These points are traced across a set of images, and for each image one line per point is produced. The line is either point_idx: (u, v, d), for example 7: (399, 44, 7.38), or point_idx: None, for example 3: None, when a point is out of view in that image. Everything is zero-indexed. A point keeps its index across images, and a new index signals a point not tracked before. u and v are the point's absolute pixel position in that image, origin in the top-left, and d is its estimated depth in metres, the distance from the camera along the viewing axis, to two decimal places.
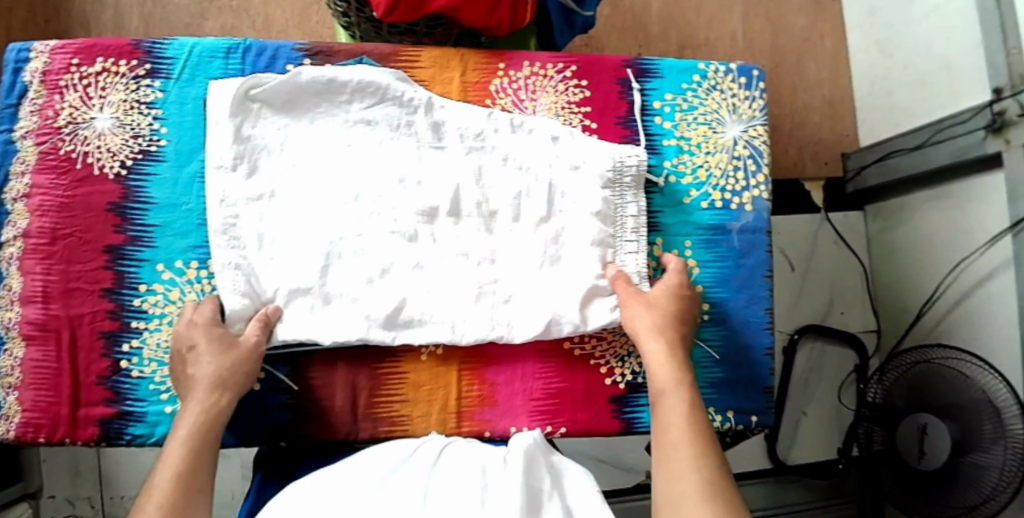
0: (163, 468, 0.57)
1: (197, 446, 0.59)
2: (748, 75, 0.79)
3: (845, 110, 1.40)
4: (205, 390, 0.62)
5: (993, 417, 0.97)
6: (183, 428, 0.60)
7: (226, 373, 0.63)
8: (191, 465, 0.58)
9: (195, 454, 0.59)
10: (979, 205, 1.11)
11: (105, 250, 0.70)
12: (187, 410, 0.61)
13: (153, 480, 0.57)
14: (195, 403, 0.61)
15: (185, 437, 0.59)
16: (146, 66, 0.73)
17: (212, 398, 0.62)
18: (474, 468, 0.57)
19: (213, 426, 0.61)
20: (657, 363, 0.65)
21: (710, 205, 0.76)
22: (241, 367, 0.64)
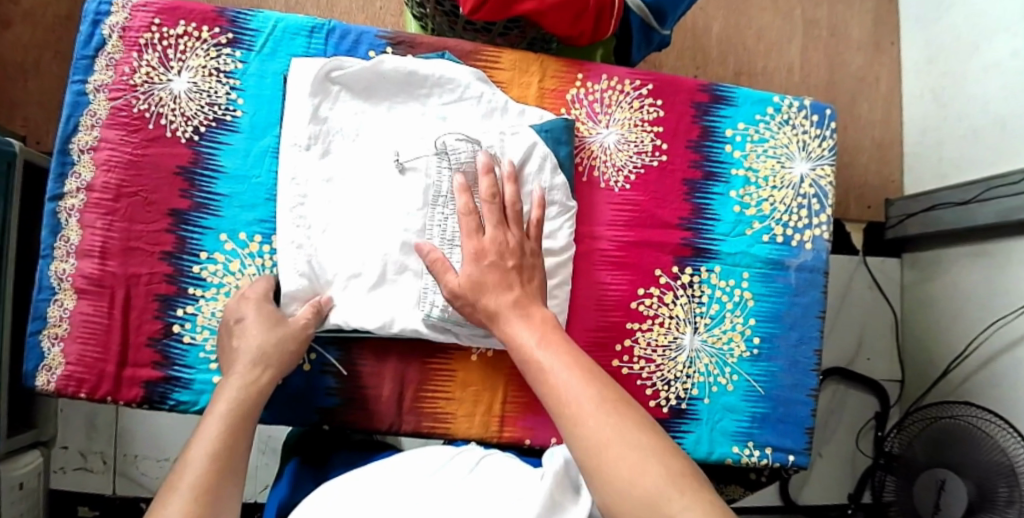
0: (203, 434, 0.55)
1: (235, 415, 0.57)
2: (821, 113, 0.79)
3: (893, 155, 1.39)
4: (247, 366, 0.61)
5: (1011, 481, 0.96)
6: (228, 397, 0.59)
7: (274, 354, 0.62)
8: (237, 434, 0.56)
9: (236, 421, 0.57)
10: (1019, 267, 1.10)
11: (168, 214, 0.71)
12: (231, 377, 0.60)
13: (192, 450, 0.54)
14: (240, 368, 0.61)
15: (227, 409, 0.58)
16: (228, 34, 0.73)
17: (260, 372, 0.61)
18: (510, 483, 0.55)
19: (255, 398, 0.60)
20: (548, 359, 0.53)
21: (770, 240, 0.76)
22: (287, 348, 0.63)
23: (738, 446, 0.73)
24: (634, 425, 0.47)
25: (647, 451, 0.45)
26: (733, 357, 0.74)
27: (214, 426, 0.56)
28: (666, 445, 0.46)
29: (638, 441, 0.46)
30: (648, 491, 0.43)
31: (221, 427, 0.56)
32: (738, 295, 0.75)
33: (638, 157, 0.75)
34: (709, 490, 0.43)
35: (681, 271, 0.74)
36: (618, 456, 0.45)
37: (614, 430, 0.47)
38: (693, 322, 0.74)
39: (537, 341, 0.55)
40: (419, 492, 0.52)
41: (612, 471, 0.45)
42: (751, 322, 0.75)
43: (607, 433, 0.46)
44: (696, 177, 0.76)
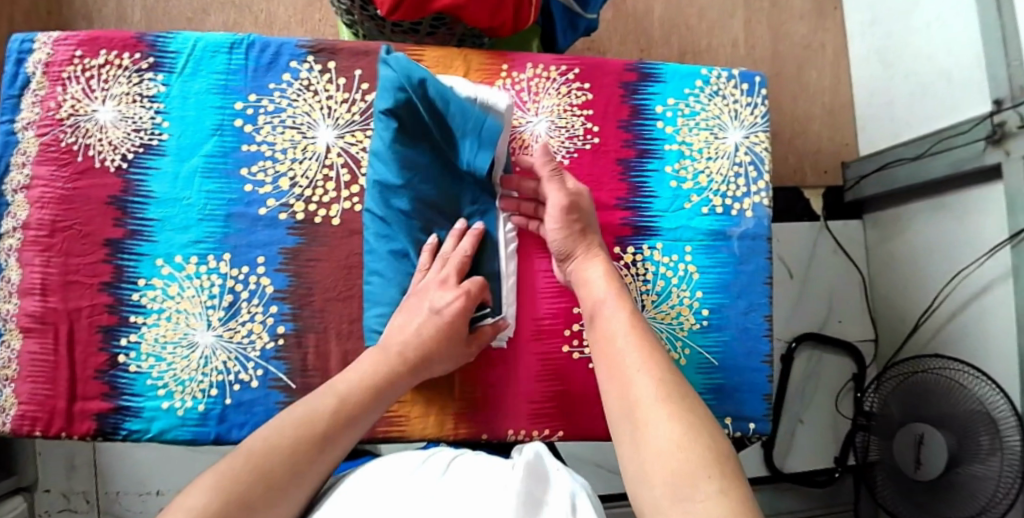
0: (284, 424, 0.55)
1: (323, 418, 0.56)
2: (751, 81, 0.79)
3: (845, 118, 1.40)
4: (356, 382, 0.60)
5: (992, 429, 0.97)
6: (282, 441, 0.54)
7: (374, 378, 0.60)
8: (325, 441, 0.55)
9: (331, 429, 0.56)
10: (979, 215, 1.11)
11: (104, 244, 0.70)
12: (338, 384, 0.60)
13: (260, 432, 0.55)
14: (352, 376, 0.60)
15: (321, 417, 0.56)
16: (149, 60, 0.73)
17: (366, 393, 0.59)
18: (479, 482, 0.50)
19: (358, 416, 0.58)
20: (608, 315, 0.60)
21: (711, 211, 0.76)
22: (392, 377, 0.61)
23: None
24: (691, 396, 0.51)
25: (687, 419, 0.49)
26: (683, 330, 0.74)
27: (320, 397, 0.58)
28: (698, 418, 0.49)
29: (673, 406, 0.50)
30: (676, 459, 0.46)
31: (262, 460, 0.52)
32: (683, 269, 0.75)
33: (570, 142, 0.75)
34: (725, 473, 0.45)
35: (623, 252, 0.74)
36: (662, 414, 0.50)
37: (662, 394, 0.51)
38: (640, 300, 0.74)
39: (615, 304, 0.60)
40: (428, 493, 0.49)
41: (654, 434, 0.49)
42: (699, 295, 0.75)
43: (645, 392, 0.52)
44: (630, 156, 0.76)
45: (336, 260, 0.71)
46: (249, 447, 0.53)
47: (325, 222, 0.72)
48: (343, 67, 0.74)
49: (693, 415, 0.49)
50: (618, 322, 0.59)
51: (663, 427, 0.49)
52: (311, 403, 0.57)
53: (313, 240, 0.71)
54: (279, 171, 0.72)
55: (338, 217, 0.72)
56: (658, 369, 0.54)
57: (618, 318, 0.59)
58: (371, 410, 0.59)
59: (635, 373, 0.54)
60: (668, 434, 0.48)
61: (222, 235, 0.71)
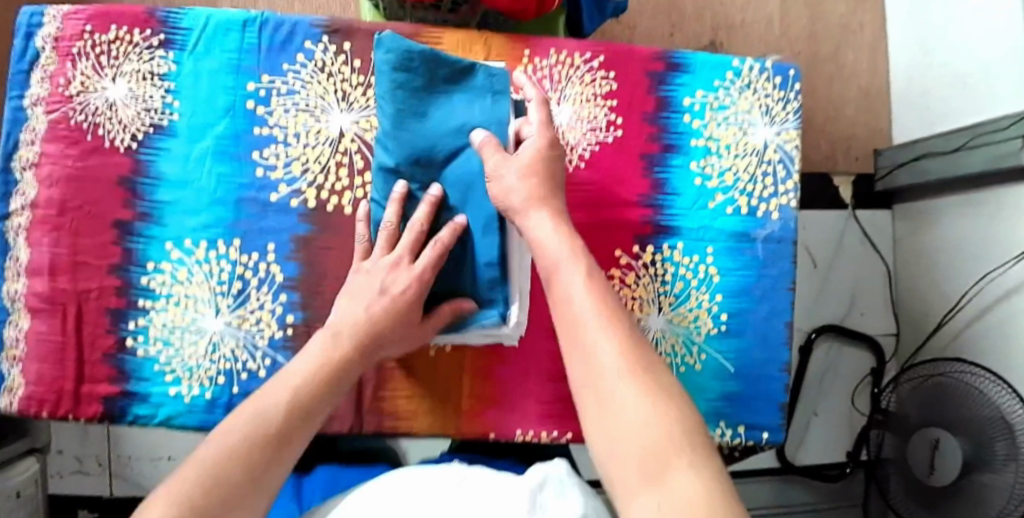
0: (233, 429, 0.48)
1: (280, 416, 0.50)
2: (784, 74, 0.75)
3: (881, 104, 1.34)
4: (306, 370, 0.54)
5: (1006, 434, 0.94)
6: (234, 444, 0.47)
7: (326, 370, 0.55)
8: (284, 440, 0.49)
9: (288, 429, 0.50)
10: (1013, 215, 1.06)
11: (114, 225, 0.69)
12: (287, 377, 0.54)
13: (208, 442, 0.47)
14: (300, 368, 0.54)
15: (275, 415, 0.50)
16: (160, 36, 0.70)
17: (319, 382, 0.54)
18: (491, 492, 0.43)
19: (314, 410, 0.52)
20: (565, 274, 0.50)
21: (735, 212, 0.73)
22: (346, 365, 0.56)
23: (709, 425, 0.72)
24: (662, 367, 0.44)
25: (657, 394, 0.41)
26: (701, 336, 0.72)
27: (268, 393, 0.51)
28: (666, 391, 0.42)
29: (635, 379, 0.42)
30: (648, 442, 0.39)
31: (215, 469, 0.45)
32: (703, 271, 0.72)
33: (592, 134, 0.72)
34: (710, 463, 0.38)
35: (641, 251, 0.72)
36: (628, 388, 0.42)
37: (628, 364, 0.43)
38: (658, 302, 0.72)
39: (573, 259, 0.50)
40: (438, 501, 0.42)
41: (619, 410, 0.41)
42: (718, 298, 0.73)
43: (607, 363, 0.43)
44: (654, 150, 0.73)
45: (346, 250, 0.70)
46: (202, 457, 0.46)
47: (337, 211, 0.70)
48: (360, 48, 0.71)
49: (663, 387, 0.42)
50: (572, 280, 0.49)
51: (630, 403, 0.41)
52: (263, 399, 0.51)
53: (325, 228, 0.70)
54: (291, 156, 0.70)
55: (350, 206, 0.70)
56: (622, 333, 0.45)
57: (573, 276, 0.49)
58: (326, 402, 0.54)
59: (595, 341, 0.45)
60: (634, 412, 0.40)
61: (232, 220, 0.69)
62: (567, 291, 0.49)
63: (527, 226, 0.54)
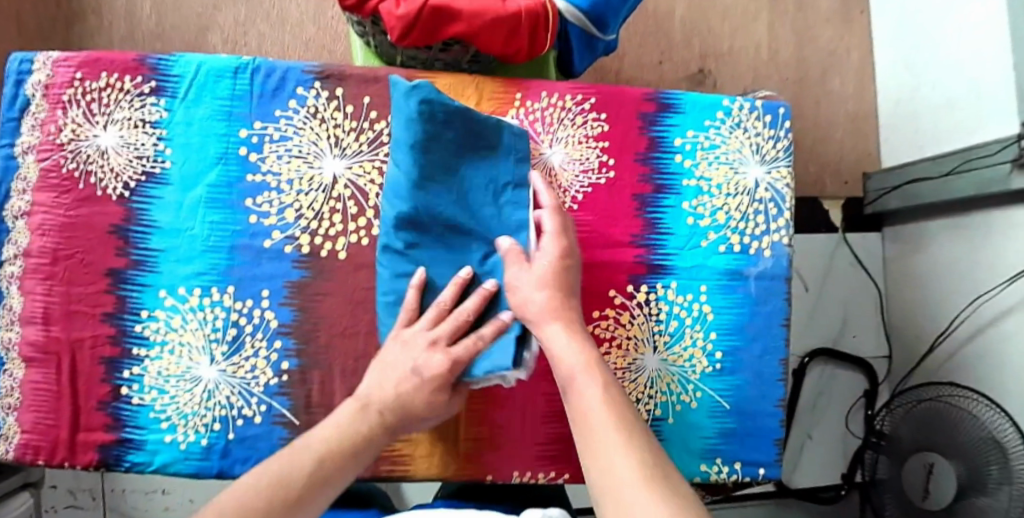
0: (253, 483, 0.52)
1: (301, 478, 0.53)
2: (774, 112, 0.76)
3: (869, 127, 1.36)
4: (330, 439, 0.57)
5: (999, 457, 0.95)
6: (253, 498, 0.50)
7: (351, 436, 0.58)
8: (301, 501, 0.52)
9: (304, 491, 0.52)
10: (1002, 239, 1.07)
11: (107, 274, 0.69)
12: (311, 443, 0.56)
13: (230, 493, 0.51)
14: (326, 435, 0.57)
15: (291, 475, 0.53)
16: (151, 83, 0.70)
17: (339, 449, 0.57)
18: None
19: (332, 475, 0.55)
20: (582, 388, 0.52)
21: (728, 250, 0.73)
22: (370, 437, 0.59)
23: (706, 464, 0.72)
24: (675, 473, 0.45)
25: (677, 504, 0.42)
26: (696, 374, 0.72)
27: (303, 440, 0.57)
28: (686, 499, 0.42)
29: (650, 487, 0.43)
30: None
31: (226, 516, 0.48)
32: (697, 309, 0.73)
33: (585, 175, 0.72)
34: None
35: (635, 290, 0.72)
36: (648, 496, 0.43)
37: (645, 475, 0.44)
38: (653, 341, 0.72)
39: (586, 370, 0.53)
40: None
41: None
42: (712, 336, 0.73)
43: (624, 473, 0.45)
44: (646, 191, 0.73)
45: (344, 294, 0.70)
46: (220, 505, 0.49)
47: (331, 256, 0.70)
48: (353, 94, 0.72)
49: (681, 496, 0.43)
50: (589, 394, 0.51)
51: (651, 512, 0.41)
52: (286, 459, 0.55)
53: (319, 273, 0.70)
54: (285, 202, 0.70)
55: (344, 250, 0.70)
56: (637, 442, 0.47)
57: (589, 388, 0.51)
58: (344, 469, 0.56)
59: (614, 451, 0.47)
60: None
61: (225, 267, 0.69)
62: (583, 403, 0.51)
63: (542, 337, 0.56)
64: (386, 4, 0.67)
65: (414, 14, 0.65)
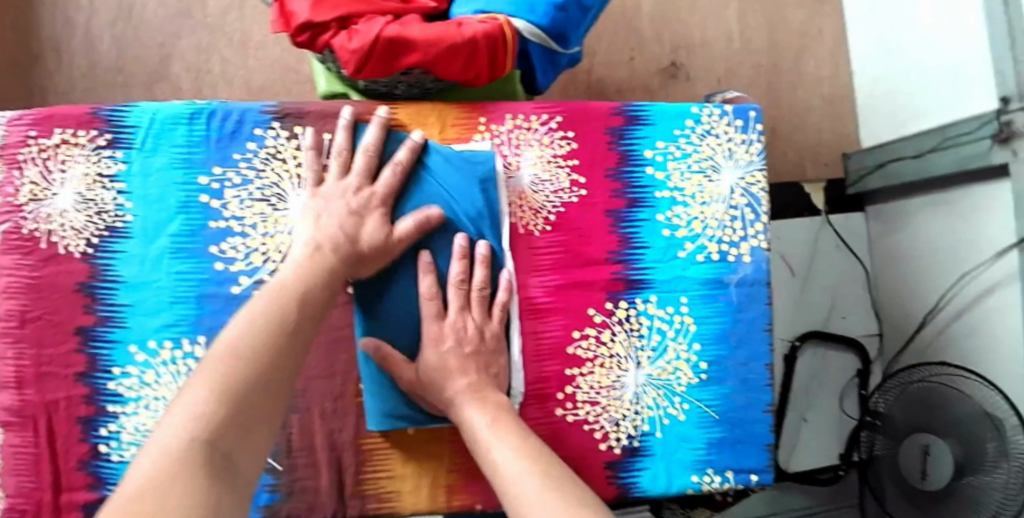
0: (236, 335, 0.49)
1: (282, 322, 0.52)
2: (745, 117, 0.75)
3: (846, 109, 1.35)
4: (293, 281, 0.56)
5: (994, 434, 0.94)
6: (245, 349, 0.48)
7: (312, 276, 0.57)
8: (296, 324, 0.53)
9: (285, 331, 0.51)
10: (985, 214, 1.06)
11: (75, 333, 0.67)
12: (277, 290, 0.55)
13: (217, 348, 0.48)
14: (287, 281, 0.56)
15: (271, 323, 0.51)
16: (107, 135, 0.68)
17: (305, 288, 0.56)
18: None
19: (307, 316, 0.54)
20: (496, 457, 0.56)
21: (706, 258, 0.73)
22: (326, 278, 0.58)
23: (698, 475, 0.71)
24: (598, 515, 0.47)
25: None
26: (681, 386, 0.72)
27: (279, 279, 0.56)
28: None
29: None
30: None
31: (227, 371, 0.46)
32: (679, 321, 0.72)
33: (556, 195, 0.71)
34: None
35: (614, 307, 0.71)
36: None
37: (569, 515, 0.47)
38: (635, 357, 0.71)
39: (492, 430, 0.59)
40: None
41: None
42: (696, 348, 0.72)
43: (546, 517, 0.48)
44: (620, 206, 0.72)
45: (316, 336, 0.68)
46: (218, 360, 0.47)
47: None
48: (314, 130, 0.70)
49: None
50: (503, 461, 0.56)
51: None
52: (255, 313, 0.52)
53: None
54: (250, 246, 0.69)
55: None
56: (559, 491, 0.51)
57: (505, 454, 0.56)
58: (315, 303, 0.56)
59: (533, 502, 0.50)
60: None
61: (195, 317, 0.68)
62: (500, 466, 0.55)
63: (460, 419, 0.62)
64: (338, 38, 0.65)
65: (367, 49, 0.63)
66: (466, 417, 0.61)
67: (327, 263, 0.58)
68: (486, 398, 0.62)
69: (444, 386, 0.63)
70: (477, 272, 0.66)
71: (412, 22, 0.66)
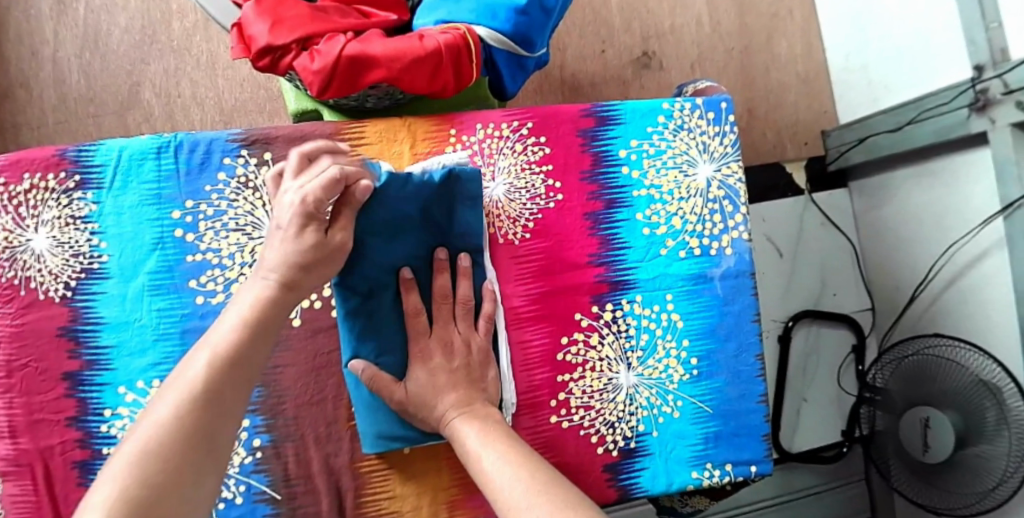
0: (163, 404, 0.47)
1: (213, 382, 0.49)
2: (717, 108, 0.75)
3: (821, 85, 1.35)
4: (233, 325, 0.52)
5: (993, 399, 0.93)
6: (169, 419, 0.46)
7: (257, 310, 0.53)
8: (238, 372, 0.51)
9: (219, 389, 0.49)
10: (968, 182, 1.06)
11: (63, 378, 0.67)
12: (215, 337, 0.52)
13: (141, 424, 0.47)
14: (226, 327, 0.52)
15: (201, 382, 0.49)
16: (76, 177, 0.68)
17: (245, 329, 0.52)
18: None
19: (247, 362, 0.51)
20: (490, 470, 0.56)
21: (688, 254, 0.73)
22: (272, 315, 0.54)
23: (697, 471, 0.71)
24: None
25: None
26: (673, 383, 0.72)
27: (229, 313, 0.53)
28: None
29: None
30: None
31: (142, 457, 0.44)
32: (666, 319, 0.72)
33: (533, 202, 0.71)
34: None
35: (601, 310, 0.71)
36: None
37: None
38: (625, 358, 0.71)
39: (482, 440, 0.59)
40: None
41: None
42: (685, 343, 0.72)
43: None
44: (597, 208, 0.72)
45: (304, 361, 0.68)
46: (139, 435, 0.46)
47: (285, 324, 0.68)
48: (283, 155, 0.71)
49: None
50: (493, 471, 0.55)
51: None
52: (184, 375, 0.49)
53: (276, 344, 0.67)
54: (229, 277, 0.69)
55: (298, 317, 0.68)
56: (551, 497, 0.50)
57: (496, 468, 0.56)
58: (258, 345, 0.53)
59: (527, 507, 0.50)
60: None
61: (180, 353, 0.68)
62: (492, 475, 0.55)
63: (451, 431, 0.61)
64: (301, 59, 0.65)
65: (330, 68, 0.63)
66: (457, 428, 0.61)
67: (275, 294, 0.54)
68: (475, 410, 0.62)
69: (435, 403, 0.62)
70: (460, 285, 0.65)
71: (373, 38, 0.66)
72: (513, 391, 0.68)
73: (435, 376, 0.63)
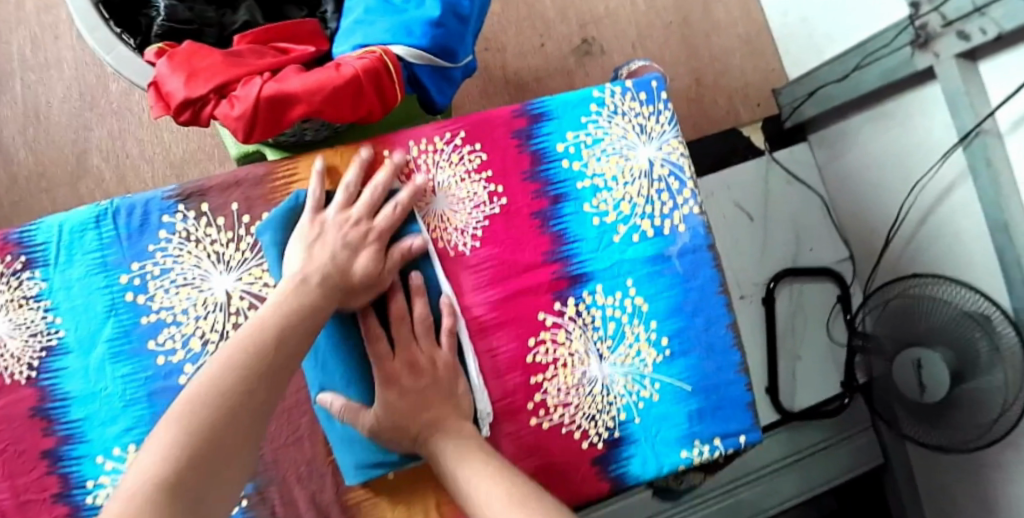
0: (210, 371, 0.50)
1: (250, 368, 0.50)
2: (648, 88, 0.74)
3: (765, 44, 1.35)
4: (277, 308, 0.55)
5: (982, 331, 0.93)
6: (217, 383, 0.48)
7: (305, 294, 0.57)
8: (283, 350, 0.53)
9: (263, 362, 0.51)
10: (922, 118, 1.06)
11: (42, 456, 0.66)
12: (261, 318, 0.55)
13: (188, 387, 0.49)
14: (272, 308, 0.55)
15: (248, 354, 0.51)
16: (21, 258, 0.68)
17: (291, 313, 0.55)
18: None
19: (290, 340, 0.53)
20: (472, 488, 0.56)
21: (643, 236, 0.73)
22: (317, 304, 0.57)
23: (686, 450, 0.71)
24: None
25: None
26: (648, 367, 0.71)
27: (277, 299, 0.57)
28: None
29: None
30: None
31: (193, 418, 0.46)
32: (630, 304, 0.72)
33: (477, 210, 0.70)
34: None
35: (563, 307, 0.71)
36: None
37: None
38: (596, 350, 0.71)
39: (460, 458, 0.59)
40: None
41: None
42: (653, 326, 0.72)
43: None
44: (544, 206, 0.71)
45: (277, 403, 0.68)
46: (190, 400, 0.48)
47: None
48: (219, 204, 0.70)
49: None
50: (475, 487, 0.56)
51: None
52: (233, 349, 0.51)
53: None
54: (186, 332, 0.69)
55: None
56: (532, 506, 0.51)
57: (477, 485, 0.56)
58: (303, 324, 0.55)
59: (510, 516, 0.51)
60: None
61: (151, 414, 0.68)
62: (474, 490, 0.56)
63: (429, 451, 0.61)
64: (221, 108, 0.64)
65: (251, 113, 0.63)
66: (436, 446, 0.61)
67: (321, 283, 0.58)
68: (450, 427, 0.62)
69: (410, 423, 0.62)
70: (417, 303, 0.65)
71: (289, 76, 0.66)
72: (487, 400, 0.68)
73: (406, 397, 0.63)
